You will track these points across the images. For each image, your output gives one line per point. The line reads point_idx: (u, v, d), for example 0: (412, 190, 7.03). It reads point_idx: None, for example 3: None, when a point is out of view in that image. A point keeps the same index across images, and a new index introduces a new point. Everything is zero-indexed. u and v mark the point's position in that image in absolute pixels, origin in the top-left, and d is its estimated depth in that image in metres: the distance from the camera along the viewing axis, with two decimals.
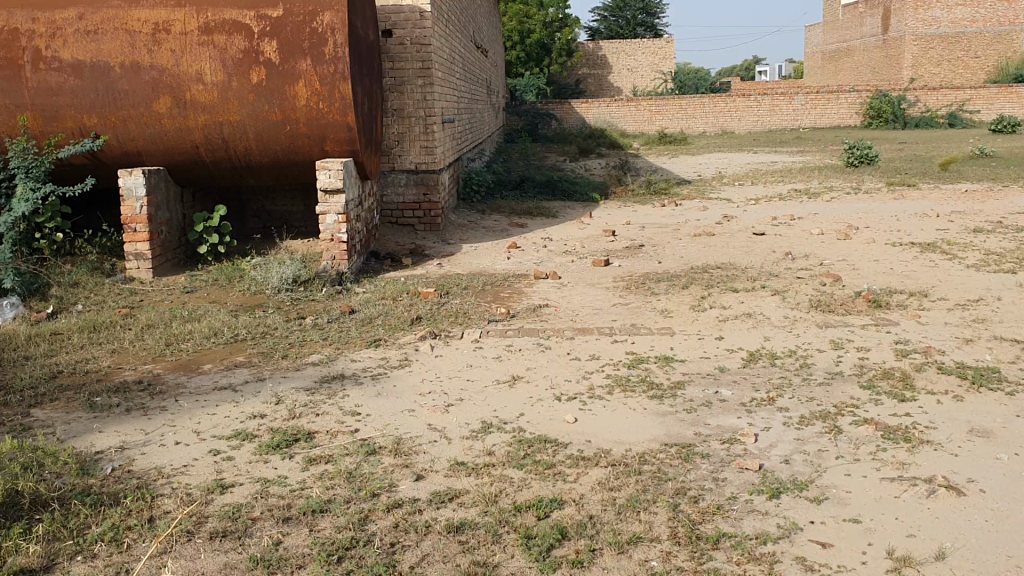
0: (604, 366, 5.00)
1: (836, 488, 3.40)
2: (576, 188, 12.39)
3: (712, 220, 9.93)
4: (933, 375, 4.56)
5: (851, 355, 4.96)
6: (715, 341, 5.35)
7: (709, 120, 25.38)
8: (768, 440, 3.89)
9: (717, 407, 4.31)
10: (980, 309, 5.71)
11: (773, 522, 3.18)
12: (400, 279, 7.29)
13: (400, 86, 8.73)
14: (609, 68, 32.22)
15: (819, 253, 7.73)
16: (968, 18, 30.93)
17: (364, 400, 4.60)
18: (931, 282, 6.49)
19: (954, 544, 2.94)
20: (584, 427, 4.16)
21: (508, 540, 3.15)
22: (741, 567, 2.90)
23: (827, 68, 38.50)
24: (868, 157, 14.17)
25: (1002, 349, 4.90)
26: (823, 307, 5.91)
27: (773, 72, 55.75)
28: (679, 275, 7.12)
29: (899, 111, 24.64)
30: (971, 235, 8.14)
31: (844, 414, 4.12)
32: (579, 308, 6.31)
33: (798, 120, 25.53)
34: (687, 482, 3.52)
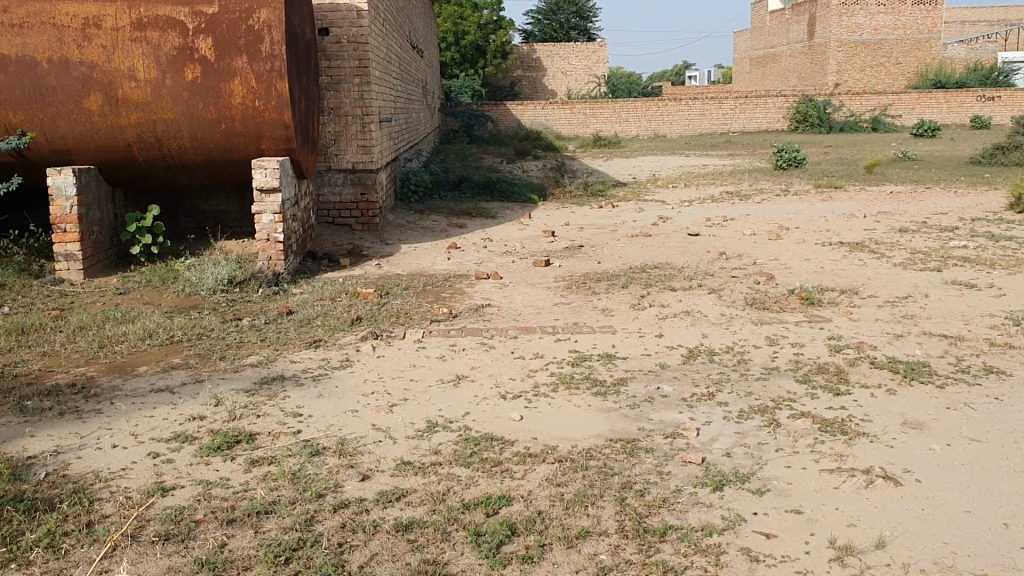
0: (548, 365, 5.03)
1: (777, 480, 3.48)
2: (513, 189, 12.43)
3: (648, 220, 10.05)
4: (866, 369, 4.69)
5: (787, 351, 5.07)
6: (655, 339, 5.42)
7: (642, 123, 25.71)
8: (710, 434, 3.95)
9: (660, 402, 4.36)
10: (908, 305, 5.89)
11: (717, 514, 3.23)
12: (339, 279, 7.21)
13: (336, 85, 8.65)
14: (544, 71, 32.38)
15: (752, 252, 7.88)
16: (889, 26, 31.83)
17: (306, 401, 4.54)
18: (860, 280, 6.66)
19: (893, 533, 3.03)
20: (529, 425, 4.17)
21: (457, 538, 3.14)
22: (688, 559, 2.94)
23: (755, 73, 39.28)
24: (796, 161, 14.52)
25: (931, 344, 5.06)
26: (758, 305, 6.02)
27: (704, 77, 56.59)
28: (618, 275, 7.18)
29: (824, 115, 25.21)
30: (897, 235, 8.38)
31: (782, 408, 4.21)
32: (521, 308, 6.32)
33: (728, 124, 25.98)
34: (632, 477, 3.56)
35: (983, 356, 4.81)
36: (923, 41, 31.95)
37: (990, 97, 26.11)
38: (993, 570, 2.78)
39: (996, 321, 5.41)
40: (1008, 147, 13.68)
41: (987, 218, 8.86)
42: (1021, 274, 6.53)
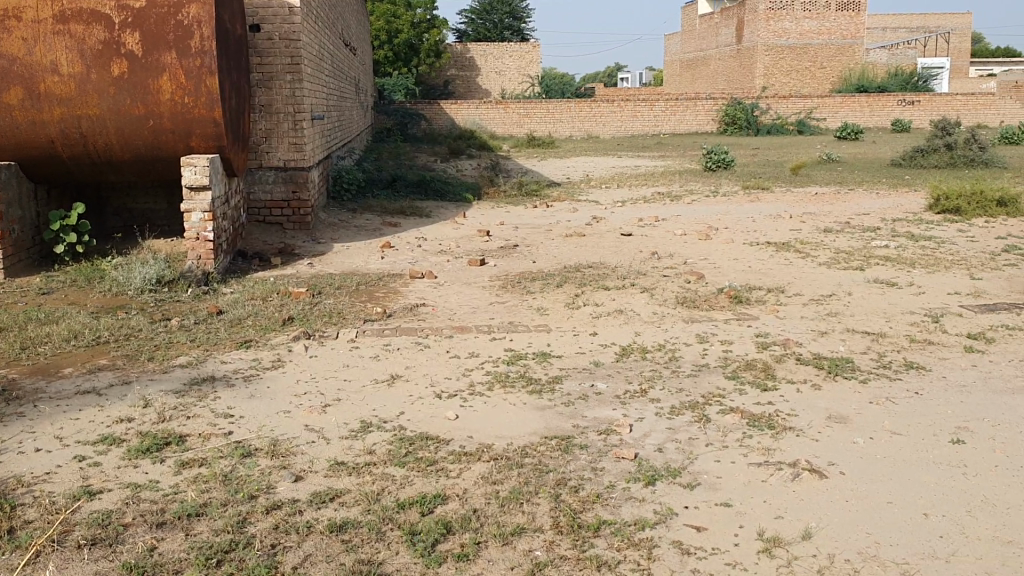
0: (483, 363, 5.04)
1: (707, 474, 3.54)
2: (447, 188, 12.41)
3: (582, 220, 10.13)
4: (792, 365, 4.81)
5: (717, 348, 5.17)
6: (589, 337, 5.47)
7: (575, 124, 25.89)
8: (642, 430, 4.01)
9: (594, 400, 4.41)
10: (832, 303, 6.05)
11: (649, 508, 3.29)
12: (270, 279, 7.12)
13: (268, 81, 8.56)
14: (477, 70, 32.40)
15: (683, 252, 8.01)
16: (814, 31, 32.58)
17: (237, 402, 4.48)
18: (787, 279, 6.82)
19: (818, 524, 3.11)
20: (464, 424, 4.18)
21: (392, 537, 3.13)
22: (622, 553, 2.99)
23: (685, 75, 39.91)
24: (725, 162, 14.78)
25: (853, 341, 5.21)
26: (689, 304, 6.12)
27: (636, 79, 57.17)
28: (552, 274, 7.23)
29: (751, 118, 25.74)
30: (822, 235, 8.60)
31: (712, 404, 4.29)
32: (456, 307, 6.33)
33: (659, 126, 26.32)
34: (567, 473, 3.59)
35: (903, 352, 4.97)
36: (846, 46, 32.78)
37: (909, 102, 26.94)
38: (913, 558, 2.87)
39: (915, 318, 5.59)
40: (928, 150, 14.10)
41: (907, 219, 9.14)
42: (939, 273, 6.76)
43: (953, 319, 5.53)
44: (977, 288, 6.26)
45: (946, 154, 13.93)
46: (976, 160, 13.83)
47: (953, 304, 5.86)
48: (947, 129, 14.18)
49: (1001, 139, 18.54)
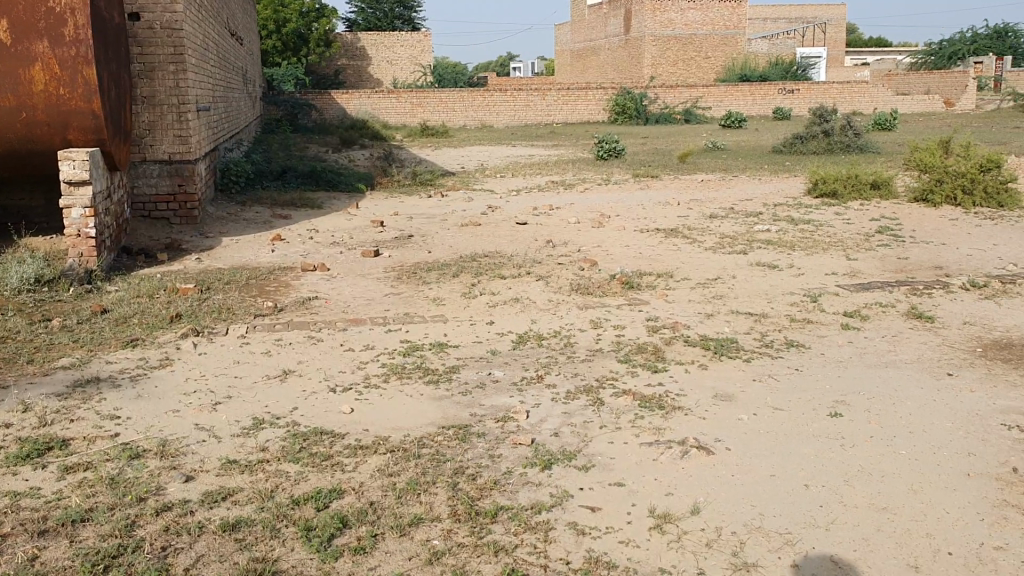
0: (379, 355, 5.02)
1: (601, 456, 3.62)
2: (340, 179, 12.27)
3: (476, 210, 10.15)
4: (681, 347, 4.95)
5: (610, 333, 5.27)
6: (485, 326, 5.50)
7: (468, 114, 25.88)
8: (538, 416, 4.07)
9: (490, 387, 4.45)
10: (718, 286, 6.25)
11: (546, 492, 3.34)
12: (156, 275, 6.90)
13: (150, 72, 8.28)
14: (368, 60, 32.03)
15: (576, 239, 8.13)
16: (698, 22, 33.34)
17: (124, 403, 4.34)
18: (676, 264, 7.01)
19: (706, 500, 3.22)
20: (361, 416, 4.16)
21: (287, 534, 3.10)
22: (518, 537, 3.03)
23: (576, 64, 40.32)
24: (616, 151, 15.03)
25: (738, 322, 5.40)
26: (583, 290, 6.21)
27: (528, 70, 57.34)
28: (448, 264, 7.24)
29: (641, 108, 26.30)
30: (708, 220, 8.86)
31: (605, 387, 4.39)
32: (350, 300, 6.27)
33: (551, 116, 26.56)
34: (464, 462, 3.62)
35: (785, 331, 5.18)
36: (729, 37, 33.71)
37: (789, 91, 27.88)
38: (794, 527, 2.99)
39: (795, 299, 5.82)
40: (806, 137, 14.62)
41: (788, 203, 9.48)
42: (818, 255, 7.04)
43: (831, 299, 5.77)
44: (853, 268, 6.56)
45: (823, 141, 14.48)
46: (852, 146, 14.41)
47: (830, 284, 6.12)
48: (824, 116, 14.72)
49: (874, 126, 19.37)
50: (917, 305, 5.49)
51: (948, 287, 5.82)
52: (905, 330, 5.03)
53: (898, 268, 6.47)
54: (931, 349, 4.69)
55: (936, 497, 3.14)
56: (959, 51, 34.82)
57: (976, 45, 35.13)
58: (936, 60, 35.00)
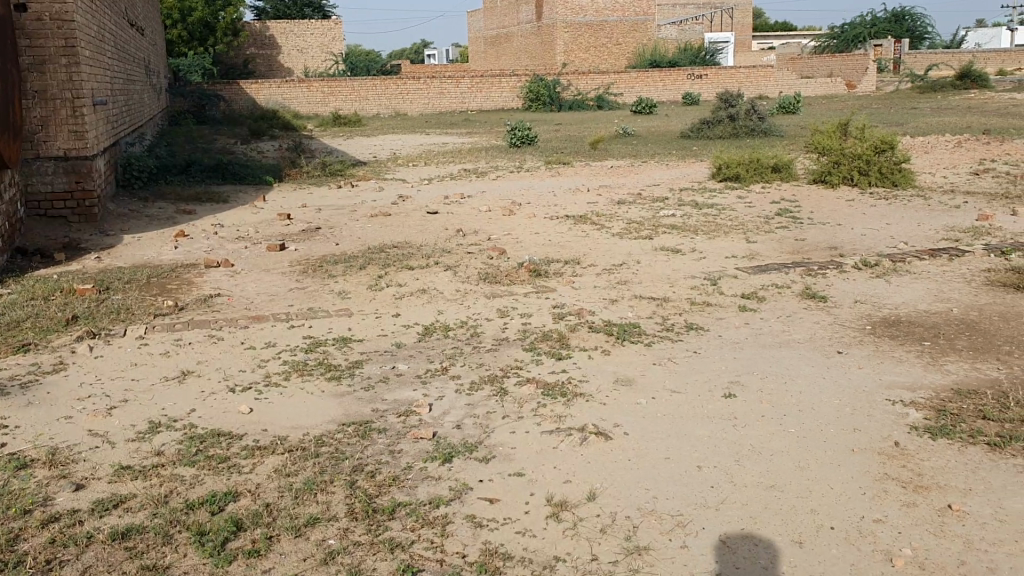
0: (280, 353, 4.94)
1: (502, 446, 3.62)
2: (247, 172, 12.02)
3: (387, 199, 10.05)
4: (585, 333, 4.99)
5: (517, 322, 5.27)
6: (391, 318, 5.45)
7: (382, 102, 25.57)
8: (441, 408, 4.05)
9: (393, 381, 4.42)
10: (624, 272, 6.32)
11: (445, 486, 3.33)
12: (51, 276, 6.66)
13: (41, 66, 7.97)
14: (278, 49, 31.43)
15: (486, 228, 8.11)
16: (609, 8, 33.55)
17: (13, 411, 4.19)
18: (584, 251, 7.06)
19: (602, 485, 3.25)
20: (259, 416, 4.09)
21: (179, 540, 3.03)
22: (416, 533, 3.02)
23: (489, 52, 40.25)
24: (528, 138, 15.03)
25: (642, 306, 5.47)
26: (490, 279, 6.21)
27: (442, 57, 57.00)
28: (356, 256, 7.16)
29: (554, 94, 26.45)
30: (616, 206, 8.95)
31: (509, 375, 4.40)
32: (254, 296, 6.16)
33: (465, 103, 26.47)
34: (364, 459, 3.59)
35: (686, 314, 5.27)
36: (639, 23, 34.08)
37: (697, 76, 28.33)
38: (686, 509, 3.04)
39: (696, 282, 5.92)
40: (713, 122, 14.87)
41: (693, 188, 9.65)
42: (720, 238, 7.18)
43: (730, 281, 5.89)
44: (751, 250, 6.71)
45: (728, 125, 14.74)
46: (756, 130, 14.73)
47: (730, 267, 6.24)
48: (730, 101, 14.97)
49: (778, 109, 19.82)
50: (811, 285, 5.63)
51: (842, 266, 5.99)
52: (800, 310, 5.16)
53: (794, 250, 6.64)
54: (823, 327, 4.83)
55: (821, 473, 3.23)
56: (860, 34, 35.81)
57: (876, 28, 36.25)
58: (838, 44, 35.96)
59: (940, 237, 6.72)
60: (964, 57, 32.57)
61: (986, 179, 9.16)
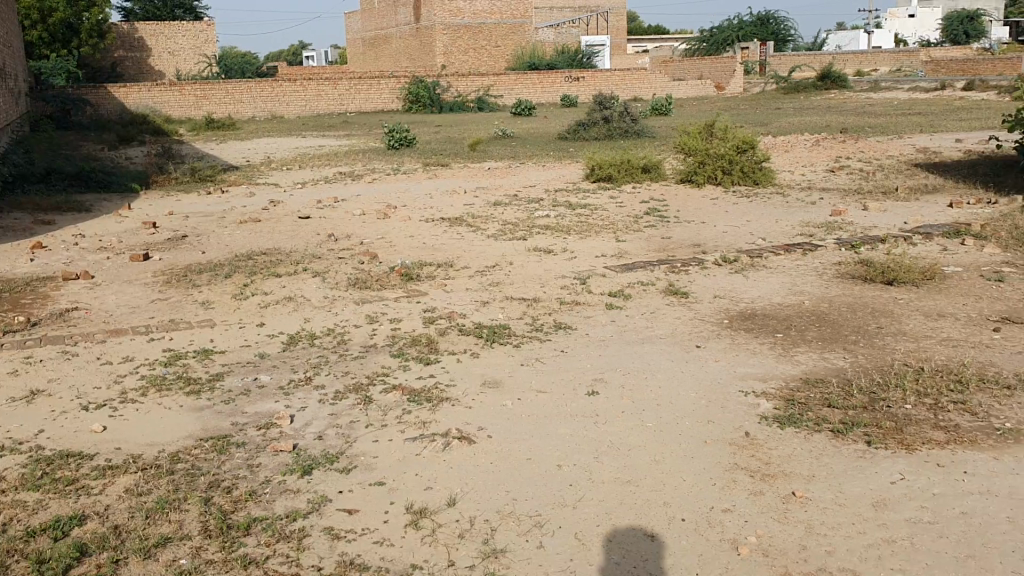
0: (138, 367, 4.76)
1: (364, 456, 3.57)
2: (111, 179, 11.54)
3: (257, 205, 9.81)
4: (454, 337, 4.97)
5: (385, 327, 5.22)
6: (255, 328, 5.31)
7: (257, 105, 24.97)
8: (303, 419, 3.96)
9: (256, 394, 4.31)
10: (496, 273, 6.34)
11: (303, 498, 3.27)
12: None
13: None
14: (147, 51, 30.30)
15: (359, 232, 8.01)
16: (487, 10, 33.77)
17: None
18: (457, 253, 7.06)
19: (463, 490, 3.24)
20: (113, 434, 3.93)
21: (17, 570, 2.87)
22: (271, 548, 2.95)
23: (368, 54, 39.87)
24: (406, 140, 14.92)
25: (512, 307, 5.50)
26: (360, 285, 6.13)
27: (322, 59, 56.09)
28: (223, 264, 6.96)
29: (434, 96, 26.39)
30: (491, 207, 8.98)
31: (375, 383, 4.33)
32: (113, 309, 5.91)
33: (343, 105, 26.14)
34: (220, 474, 3.48)
35: (555, 314, 5.32)
36: (517, 25, 34.42)
37: (575, 78, 28.73)
38: (545, 509, 3.07)
39: (566, 282, 5.99)
40: (588, 123, 15.10)
41: (567, 189, 9.77)
42: (590, 238, 7.29)
43: (598, 280, 5.98)
44: (620, 249, 6.84)
45: (603, 127, 15.00)
46: (630, 131, 15.05)
47: (599, 266, 6.34)
48: (604, 103, 15.25)
49: (651, 110, 20.31)
50: (675, 282, 5.78)
51: (704, 263, 6.17)
52: (663, 306, 5.29)
53: (661, 248, 6.80)
54: (684, 323, 4.95)
55: (675, 466, 3.31)
56: (729, 37, 37.03)
57: (743, 31, 37.57)
58: (709, 47, 37.14)
59: (796, 232, 6.99)
60: (825, 60, 34.11)
61: (841, 176, 9.60)
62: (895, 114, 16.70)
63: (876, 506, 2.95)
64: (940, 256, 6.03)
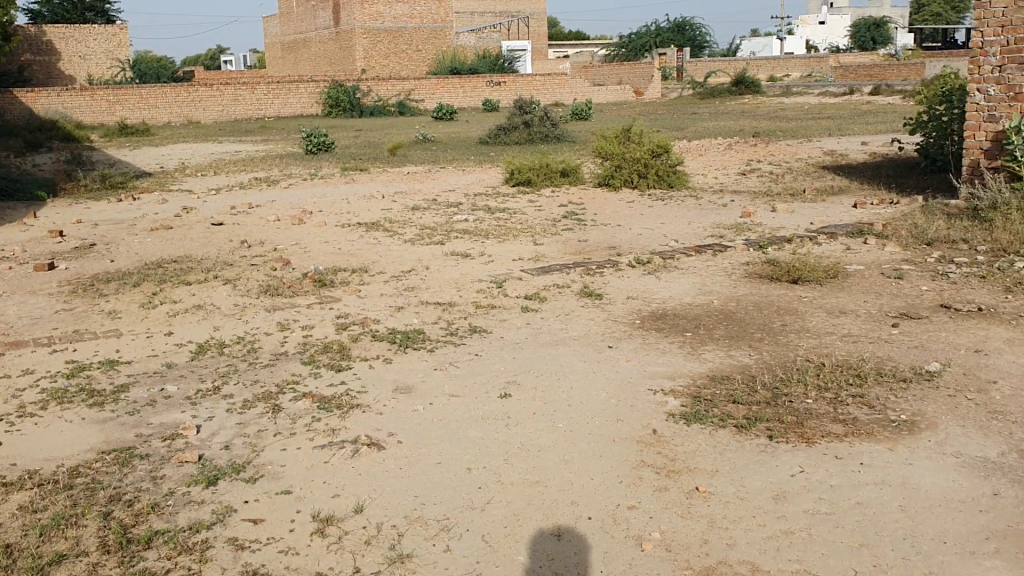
0: (38, 380, 4.60)
1: (271, 465, 3.52)
2: (16, 186, 11.15)
3: (169, 212, 9.60)
4: (367, 343, 4.93)
5: (297, 334, 5.15)
6: (163, 338, 5.19)
7: (173, 110, 24.43)
8: (210, 429, 3.89)
9: (161, 404, 4.20)
10: (411, 278, 6.31)
11: (207, 510, 3.20)
12: None
13: None
14: (57, 55, 29.38)
15: (273, 238, 7.89)
16: (407, 15, 33.72)
17: None
18: (372, 258, 7.01)
19: (371, 496, 3.22)
20: (9, 450, 3.78)
21: None
22: (172, 561, 2.88)
23: (287, 59, 39.37)
24: (324, 145, 14.78)
25: (426, 312, 5.48)
26: (272, 292, 6.04)
27: (241, 64, 55.12)
28: (131, 273, 6.79)
29: (354, 100, 26.21)
30: (409, 212, 8.95)
31: (285, 391, 4.27)
32: (14, 320, 5.71)
33: (262, 110, 25.74)
34: (122, 488, 3.39)
35: (469, 318, 5.32)
36: (437, 31, 34.45)
37: (495, 83, 28.83)
38: (454, 513, 3.06)
39: (482, 286, 6.00)
40: (508, 128, 15.16)
41: (486, 193, 9.79)
42: (508, 241, 7.31)
43: (514, 283, 6.01)
44: (537, 252, 6.88)
45: (524, 131, 15.08)
46: (550, 136, 15.16)
47: (515, 270, 6.36)
48: (524, 107, 15.34)
49: (572, 115, 20.51)
50: (589, 284, 5.83)
51: (618, 265, 6.24)
52: (577, 308, 5.34)
53: (577, 251, 6.85)
54: (597, 324, 5.00)
55: (584, 465, 3.34)
56: (647, 43, 37.61)
57: (661, 37, 38.23)
58: (628, 52, 37.68)
59: (708, 234, 7.12)
60: (740, 65, 34.90)
61: (752, 179, 9.82)
62: (805, 118, 17.18)
63: (776, 499, 3.02)
64: (844, 256, 6.20)
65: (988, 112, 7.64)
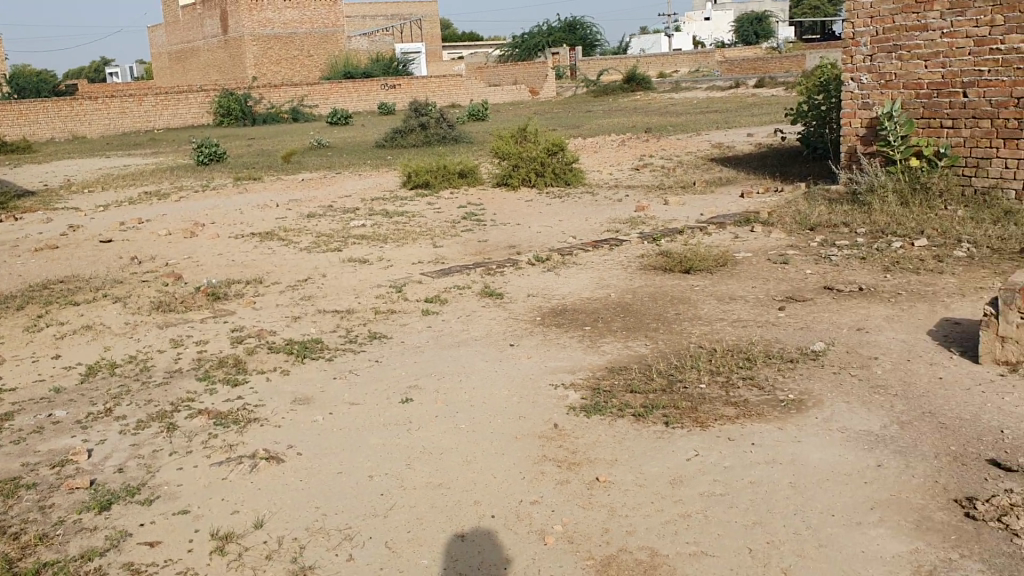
0: None
1: (166, 485, 3.43)
2: None
3: (54, 231, 9.25)
4: (263, 355, 4.85)
5: (191, 350, 5.03)
6: (49, 361, 5.00)
7: (55, 126, 23.52)
8: (101, 453, 3.76)
9: (49, 431, 4.05)
10: (308, 287, 6.23)
11: (100, 536, 3.10)
12: None
13: None
14: None
15: (165, 253, 7.69)
16: (297, 19, 33.12)
17: None
18: (268, 268, 6.89)
19: (272, 510, 3.17)
20: None
21: None
22: None
23: (175, 68, 38.33)
24: (217, 155, 14.46)
25: (324, 320, 5.42)
26: (165, 308, 5.88)
27: (127, 74, 53.39)
28: (14, 296, 6.51)
29: (246, 108, 25.67)
30: (305, 220, 8.83)
31: (180, 409, 4.17)
32: None
33: (150, 122, 24.93)
34: (8, 520, 3.25)
35: (368, 324, 5.28)
36: (329, 35, 33.77)
37: (390, 86, 28.64)
38: (356, 521, 3.04)
39: (381, 291, 5.96)
40: (404, 130, 15.09)
41: (383, 197, 9.73)
42: (406, 245, 7.29)
43: (413, 287, 5.99)
44: (435, 255, 6.87)
45: (420, 134, 15.03)
46: (446, 137, 15.15)
47: (414, 274, 6.34)
48: (419, 110, 15.27)
49: (468, 116, 20.53)
50: (488, 284, 5.86)
51: (517, 263, 6.29)
52: (476, 309, 5.36)
53: (475, 252, 6.88)
54: (497, 323, 5.03)
55: (486, 464, 3.36)
56: (540, 43, 37.91)
57: (554, 36, 38.61)
58: (522, 52, 37.91)
59: (604, 229, 7.23)
60: (632, 61, 35.49)
61: (644, 173, 10.01)
62: (694, 112, 17.58)
63: (673, 484, 3.10)
64: (733, 244, 6.39)
65: (862, 99, 7.96)
